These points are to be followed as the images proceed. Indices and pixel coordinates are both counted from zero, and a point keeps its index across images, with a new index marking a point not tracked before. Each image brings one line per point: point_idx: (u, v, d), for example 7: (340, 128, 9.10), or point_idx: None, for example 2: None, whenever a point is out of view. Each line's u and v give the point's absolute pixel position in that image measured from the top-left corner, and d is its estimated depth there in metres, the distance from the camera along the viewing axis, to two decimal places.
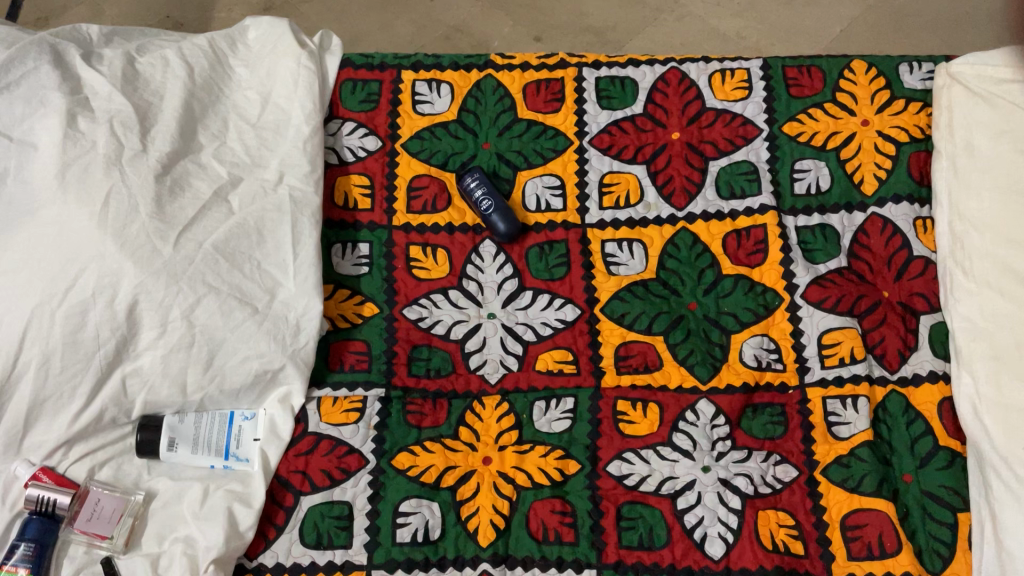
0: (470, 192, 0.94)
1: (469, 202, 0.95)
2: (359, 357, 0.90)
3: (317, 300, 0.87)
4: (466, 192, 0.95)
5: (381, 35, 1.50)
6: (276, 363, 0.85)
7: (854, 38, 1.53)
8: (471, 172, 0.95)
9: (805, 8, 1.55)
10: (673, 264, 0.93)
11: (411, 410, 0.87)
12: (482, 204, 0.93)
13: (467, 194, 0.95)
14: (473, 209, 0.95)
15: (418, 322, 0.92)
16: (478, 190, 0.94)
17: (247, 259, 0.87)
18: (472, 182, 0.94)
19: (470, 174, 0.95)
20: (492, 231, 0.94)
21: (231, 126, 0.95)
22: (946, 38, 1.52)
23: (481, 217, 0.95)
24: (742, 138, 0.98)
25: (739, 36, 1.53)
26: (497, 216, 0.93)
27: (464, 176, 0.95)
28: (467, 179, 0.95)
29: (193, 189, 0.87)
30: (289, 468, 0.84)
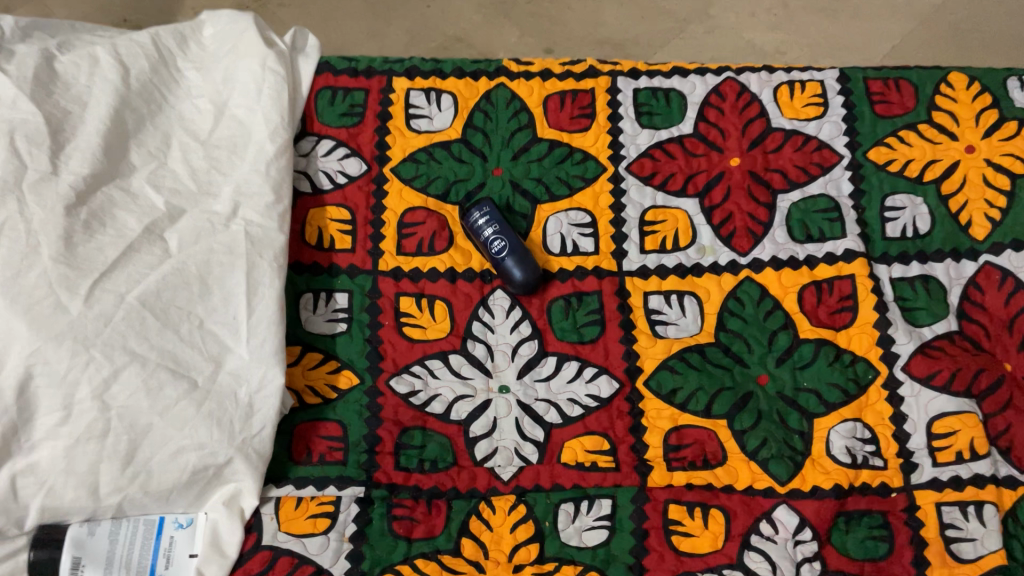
0: (478, 229, 0.75)
1: (475, 241, 0.76)
2: (331, 446, 0.69)
3: (277, 370, 0.66)
4: (472, 229, 0.75)
5: (368, 44, 1.31)
6: (220, 456, 0.64)
7: (907, 55, 1.34)
8: (479, 203, 0.76)
9: (851, 20, 1.36)
10: (736, 324, 0.73)
11: (398, 516, 0.67)
12: (494, 244, 0.73)
13: (474, 231, 0.75)
14: (481, 251, 0.76)
15: (410, 398, 0.71)
16: (487, 226, 0.74)
17: (185, 315, 0.65)
18: (480, 217, 0.75)
19: (477, 207, 0.75)
20: (506, 279, 0.74)
21: (175, 142, 0.74)
22: (1010, 56, 1.33)
23: (491, 261, 0.75)
24: (818, 166, 0.78)
25: (779, 52, 1.34)
26: (513, 259, 0.73)
27: (470, 208, 0.76)
28: (473, 212, 0.75)
29: (118, 224, 0.67)
30: None
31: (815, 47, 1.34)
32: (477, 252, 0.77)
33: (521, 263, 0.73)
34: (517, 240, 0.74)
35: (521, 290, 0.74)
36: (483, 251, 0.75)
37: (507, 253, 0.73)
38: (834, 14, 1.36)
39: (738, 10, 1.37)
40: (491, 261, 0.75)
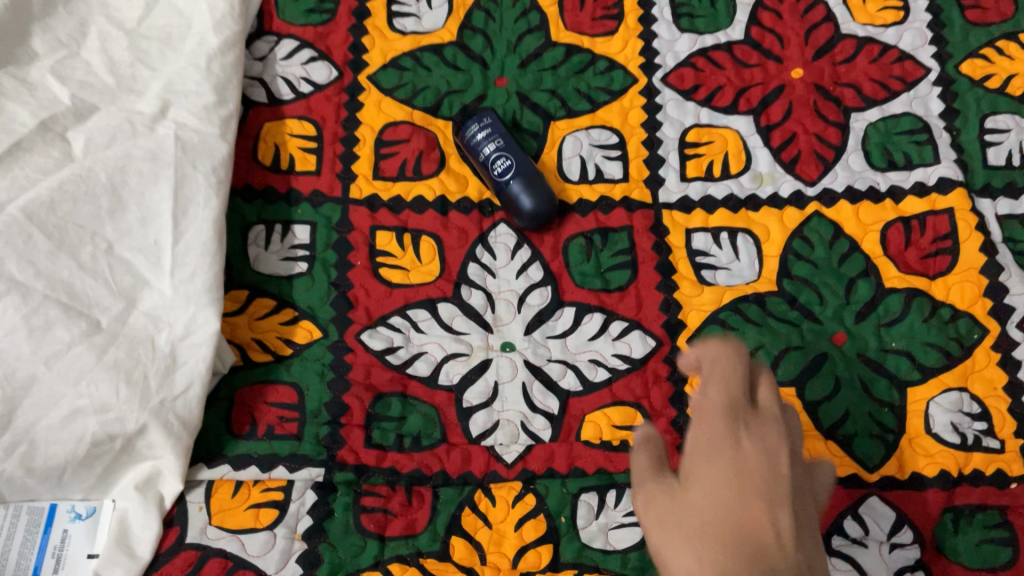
0: (474, 148, 0.59)
1: (473, 164, 0.60)
2: (282, 416, 0.53)
3: (209, 313, 0.50)
4: (468, 149, 0.60)
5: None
6: (128, 422, 0.48)
7: None
8: (476, 117, 0.60)
9: None
10: (804, 269, 0.57)
11: (367, 507, 0.51)
12: (495, 167, 0.58)
13: (470, 151, 0.59)
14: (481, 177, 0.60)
15: (386, 356, 0.55)
16: (486, 144, 0.58)
17: (87, 236, 0.50)
18: (476, 133, 0.59)
19: (474, 121, 0.60)
20: (511, 211, 0.58)
21: (94, 32, 0.57)
22: None
23: (492, 189, 0.59)
24: (899, 81, 0.63)
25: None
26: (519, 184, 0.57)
27: (465, 123, 0.60)
28: (469, 128, 0.59)
29: (5, 117, 0.51)
30: None
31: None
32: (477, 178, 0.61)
33: (528, 189, 0.57)
34: (524, 161, 0.58)
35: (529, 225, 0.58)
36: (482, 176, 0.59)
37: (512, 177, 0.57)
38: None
39: None
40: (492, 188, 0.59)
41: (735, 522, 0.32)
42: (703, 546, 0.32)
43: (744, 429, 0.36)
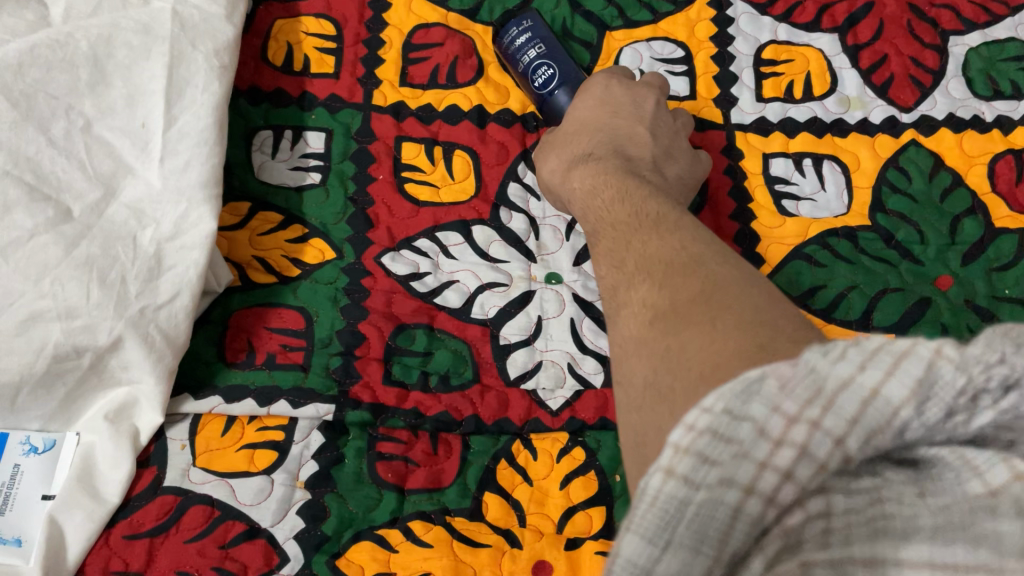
0: (513, 57, 0.51)
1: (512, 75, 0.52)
2: (286, 344, 0.45)
3: (205, 210, 0.42)
4: (505, 57, 0.51)
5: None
6: (100, 335, 0.39)
7: None
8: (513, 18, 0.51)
9: None
10: (899, 203, 0.49)
11: (385, 454, 0.43)
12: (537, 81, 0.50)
13: (508, 60, 0.51)
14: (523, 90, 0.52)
15: (411, 282, 0.47)
16: (525, 52, 0.50)
17: (62, 110, 0.41)
18: (514, 38, 0.50)
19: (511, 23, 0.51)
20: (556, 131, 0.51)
21: None
22: None
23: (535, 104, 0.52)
24: (1001, 4, 0.55)
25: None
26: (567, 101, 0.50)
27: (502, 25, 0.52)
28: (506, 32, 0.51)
29: None
30: (107, 567, 0.39)
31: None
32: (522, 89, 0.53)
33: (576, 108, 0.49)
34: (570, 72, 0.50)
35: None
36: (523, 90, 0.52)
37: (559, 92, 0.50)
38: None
39: None
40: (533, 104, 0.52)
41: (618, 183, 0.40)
42: (598, 186, 0.41)
43: (616, 79, 0.48)
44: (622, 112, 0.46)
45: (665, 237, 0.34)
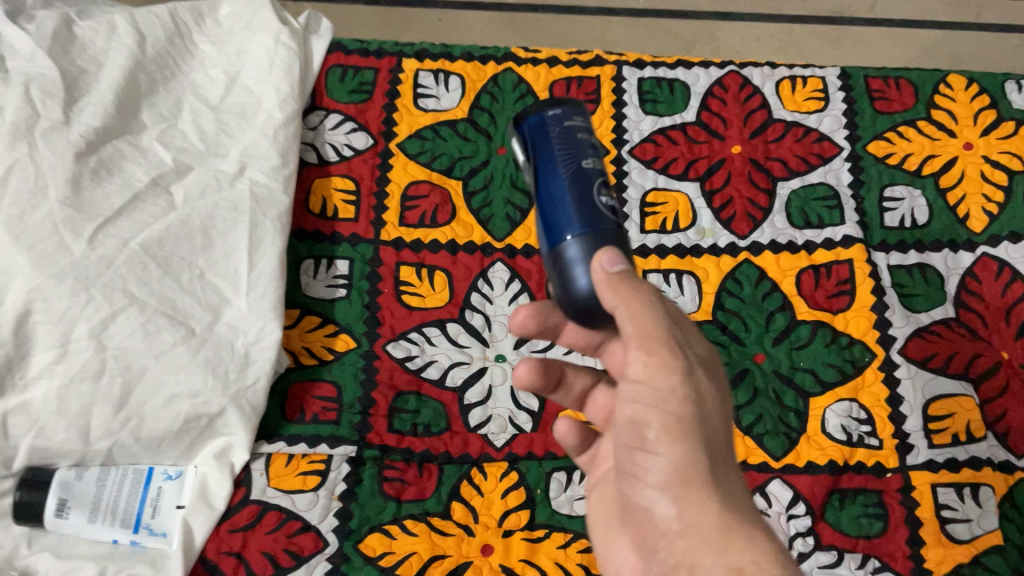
0: (568, 144, 0.45)
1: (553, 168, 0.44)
2: (325, 405, 0.69)
3: (274, 324, 0.67)
4: (557, 139, 0.45)
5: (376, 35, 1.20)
6: (213, 406, 0.64)
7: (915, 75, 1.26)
8: (575, 109, 0.47)
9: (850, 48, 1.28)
10: (734, 304, 0.73)
11: (388, 476, 0.67)
12: (594, 189, 0.43)
13: (554, 142, 0.45)
14: (560, 194, 0.43)
15: (405, 362, 0.71)
16: (586, 150, 0.45)
17: (186, 265, 0.66)
18: (577, 130, 0.46)
19: (565, 107, 0.47)
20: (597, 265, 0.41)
21: (187, 107, 0.76)
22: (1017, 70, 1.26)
23: (571, 212, 0.43)
24: (818, 157, 0.79)
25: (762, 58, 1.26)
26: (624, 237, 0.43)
27: (550, 104, 0.47)
28: (564, 116, 0.46)
29: (126, 174, 0.68)
30: (219, 548, 0.63)
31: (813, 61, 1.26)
32: (554, 192, 0.43)
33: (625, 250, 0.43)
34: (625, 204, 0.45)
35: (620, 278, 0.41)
36: (570, 197, 0.43)
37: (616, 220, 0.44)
38: (840, 39, 1.28)
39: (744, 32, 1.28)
40: (565, 212, 0.43)
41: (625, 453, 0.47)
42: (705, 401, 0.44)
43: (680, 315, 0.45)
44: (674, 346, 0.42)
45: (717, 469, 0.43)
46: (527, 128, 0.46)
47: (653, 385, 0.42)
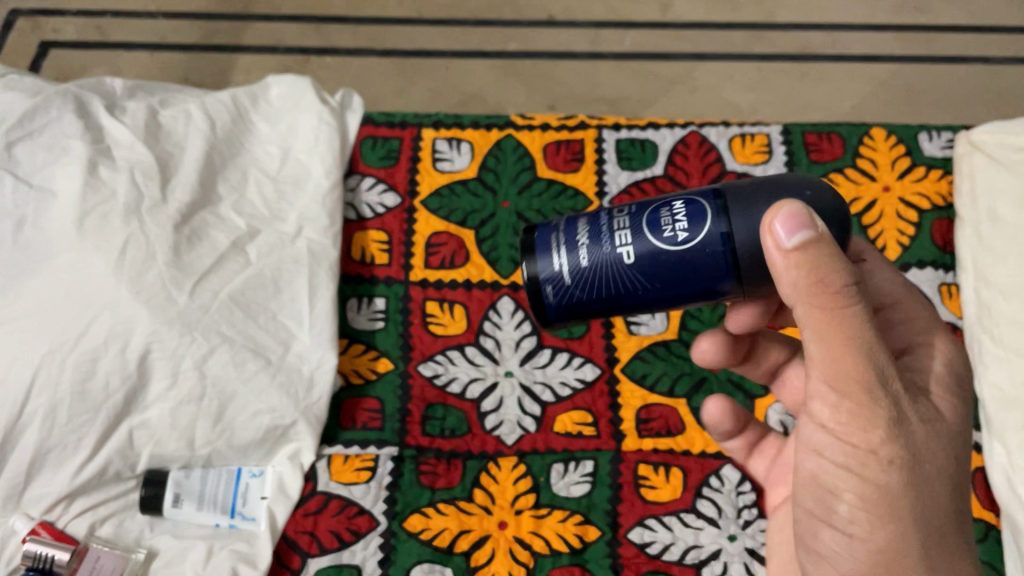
0: (599, 254, 0.55)
1: (626, 271, 0.54)
2: (371, 415, 0.88)
3: (332, 353, 0.86)
4: (585, 269, 0.55)
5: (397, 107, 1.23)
6: (288, 418, 0.83)
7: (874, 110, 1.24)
8: (539, 247, 0.58)
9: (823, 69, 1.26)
10: (696, 325, 0.91)
11: (424, 470, 0.85)
12: (669, 237, 0.53)
13: (596, 267, 0.55)
14: (655, 272, 0.53)
15: (433, 379, 0.89)
16: (604, 242, 0.55)
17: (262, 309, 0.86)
18: (574, 249, 0.56)
19: (544, 253, 0.58)
20: (738, 237, 0.51)
21: (251, 178, 0.94)
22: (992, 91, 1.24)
23: (686, 258, 0.52)
24: None
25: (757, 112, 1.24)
26: (705, 198, 0.53)
27: (539, 276, 0.57)
28: (562, 261, 0.57)
29: (211, 240, 0.87)
30: (296, 529, 0.81)
31: (792, 112, 1.24)
32: (649, 281, 0.54)
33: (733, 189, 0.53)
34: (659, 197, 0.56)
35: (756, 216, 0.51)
36: (655, 263, 0.53)
37: (696, 202, 0.53)
38: (806, 73, 1.26)
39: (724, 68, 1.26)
40: (688, 266, 0.52)
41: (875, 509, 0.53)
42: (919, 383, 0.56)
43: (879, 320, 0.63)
44: (878, 384, 0.51)
45: (961, 476, 0.57)
46: (557, 300, 0.57)
47: (936, 417, 0.55)
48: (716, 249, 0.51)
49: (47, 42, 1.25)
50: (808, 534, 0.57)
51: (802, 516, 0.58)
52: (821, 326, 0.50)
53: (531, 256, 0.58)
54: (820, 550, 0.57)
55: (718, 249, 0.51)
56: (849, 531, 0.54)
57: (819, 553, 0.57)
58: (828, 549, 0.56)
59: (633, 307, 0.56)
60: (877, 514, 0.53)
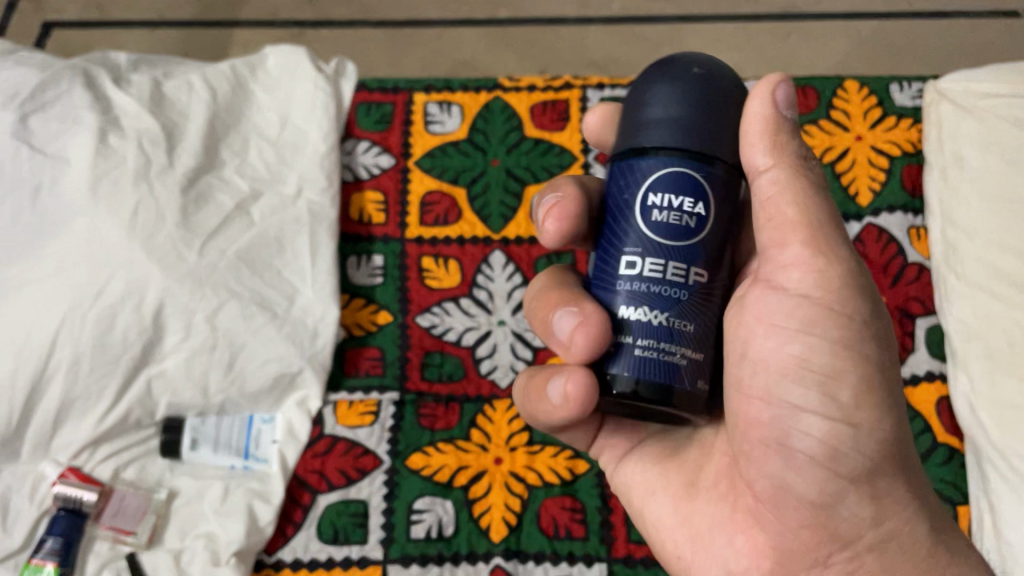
0: (663, 300, 0.47)
1: (698, 288, 0.48)
2: (373, 363, 0.93)
3: (334, 306, 0.91)
4: (676, 320, 0.47)
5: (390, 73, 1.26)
6: (294, 366, 0.89)
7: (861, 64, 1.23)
8: (602, 380, 0.48)
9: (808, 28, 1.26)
10: None
11: (423, 413, 0.90)
12: (688, 222, 0.47)
13: (675, 311, 0.47)
14: (703, 257, 0.48)
15: (430, 329, 0.94)
16: (644, 291, 0.47)
17: (268, 267, 0.92)
18: (631, 323, 0.47)
19: (611, 371, 0.47)
20: (713, 149, 0.47)
21: (252, 144, 0.98)
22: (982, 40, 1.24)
23: (716, 214, 0.48)
24: None
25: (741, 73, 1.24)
26: (644, 162, 0.48)
27: (625, 390, 0.47)
28: (644, 345, 0.47)
29: (216, 202, 0.92)
30: (306, 468, 0.87)
31: (774, 69, 1.23)
32: (711, 268, 0.48)
33: (625, 136, 0.50)
34: (603, 218, 0.51)
35: (697, 121, 0.47)
36: (705, 247, 0.48)
37: (648, 173, 0.48)
38: (788, 32, 1.25)
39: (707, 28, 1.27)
40: (722, 217, 0.48)
41: (868, 381, 0.49)
42: None
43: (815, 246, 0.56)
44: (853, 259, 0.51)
45: None
46: (698, 386, 0.47)
47: None
48: (718, 179, 0.48)
49: (49, 22, 1.29)
50: (782, 431, 0.50)
51: (757, 416, 0.51)
52: (802, 192, 0.49)
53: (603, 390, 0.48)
54: (803, 447, 0.50)
55: (718, 175, 0.48)
56: (851, 417, 0.49)
57: (804, 450, 0.50)
58: (807, 444, 0.50)
59: (716, 314, 0.49)
60: (850, 380, 0.49)
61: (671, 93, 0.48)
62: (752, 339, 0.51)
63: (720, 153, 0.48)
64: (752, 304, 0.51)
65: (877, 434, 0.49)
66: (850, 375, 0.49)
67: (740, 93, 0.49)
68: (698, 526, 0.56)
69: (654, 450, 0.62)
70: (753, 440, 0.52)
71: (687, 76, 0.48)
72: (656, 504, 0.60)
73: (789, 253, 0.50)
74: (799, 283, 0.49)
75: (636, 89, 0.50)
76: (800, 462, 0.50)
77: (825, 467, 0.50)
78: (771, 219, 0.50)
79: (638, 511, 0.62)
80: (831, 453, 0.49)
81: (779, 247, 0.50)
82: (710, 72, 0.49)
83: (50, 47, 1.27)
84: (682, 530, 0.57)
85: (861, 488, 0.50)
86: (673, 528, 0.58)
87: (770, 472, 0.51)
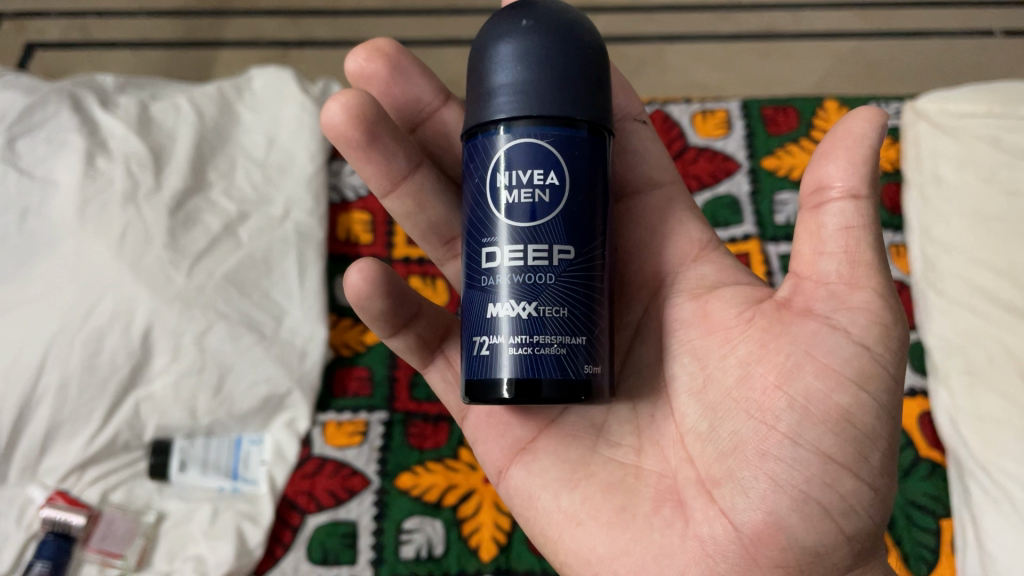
0: (529, 290, 0.50)
1: (562, 267, 0.51)
2: (361, 383, 0.93)
3: (323, 327, 0.92)
4: (544, 308, 0.50)
5: None
6: (283, 387, 0.89)
7: (837, 85, 1.26)
8: (482, 385, 0.50)
9: (788, 46, 1.28)
10: None
11: (412, 433, 0.90)
12: (543, 197, 0.51)
13: (542, 298, 0.50)
14: (568, 230, 0.51)
15: None
16: (514, 283, 0.51)
17: (257, 290, 0.92)
18: (502, 322, 0.50)
19: (490, 377, 0.50)
20: (566, 113, 0.51)
21: (240, 165, 0.98)
22: (953, 59, 1.26)
23: (573, 181, 0.51)
24: (724, 174, 1.04)
25: (722, 91, 1.26)
26: (496, 137, 0.52)
27: (505, 391, 0.49)
28: (516, 342, 0.50)
29: (204, 223, 0.92)
30: (295, 489, 0.87)
31: (752, 90, 1.26)
32: (576, 242, 0.52)
33: (477, 106, 0.53)
34: (465, 207, 0.54)
35: (540, 83, 0.51)
36: (566, 221, 0.51)
37: (495, 151, 0.52)
38: (768, 51, 1.28)
39: (689, 48, 1.28)
40: (580, 182, 0.51)
41: (889, 449, 0.49)
42: None
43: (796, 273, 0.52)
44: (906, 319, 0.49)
45: None
46: (582, 371, 0.50)
47: None
48: (571, 143, 0.51)
49: (32, 43, 1.28)
50: (802, 477, 0.48)
51: (779, 453, 0.48)
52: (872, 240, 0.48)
53: (481, 395, 0.50)
54: (820, 496, 0.47)
55: (582, 138, 0.51)
56: (874, 482, 0.48)
57: (822, 499, 0.47)
58: (824, 494, 0.47)
59: (590, 286, 0.52)
60: (877, 431, 0.48)
61: (513, 56, 0.51)
62: (799, 374, 0.48)
63: (581, 114, 0.51)
64: (801, 334, 0.49)
65: (882, 504, 0.49)
66: (883, 441, 0.48)
67: (589, 42, 0.53)
68: (642, 557, 0.53)
69: (561, 474, 0.58)
70: (761, 474, 0.49)
71: (526, 36, 0.52)
72: (583, 534, 0.55)
73: (862, 297, 0.48)
74: (863, 330, 0.47)
75: (480, 57, 0.53)
76: (810, 509, 0.48)
77: (832, 519, 0.48)
78: (846, 248, 0.48)
79: (550, 540, 0.57)
80: (843, 507, 0.48)
81: (848, 288, 0.48)
82: (549, 25, 0.52)
83: (33, 69, 1.27)
84: (625, 562, 0.53)
85: (852, 544, 0.49)
86: (612, 561, 0.54)
87: (769, 507, 0.48)
